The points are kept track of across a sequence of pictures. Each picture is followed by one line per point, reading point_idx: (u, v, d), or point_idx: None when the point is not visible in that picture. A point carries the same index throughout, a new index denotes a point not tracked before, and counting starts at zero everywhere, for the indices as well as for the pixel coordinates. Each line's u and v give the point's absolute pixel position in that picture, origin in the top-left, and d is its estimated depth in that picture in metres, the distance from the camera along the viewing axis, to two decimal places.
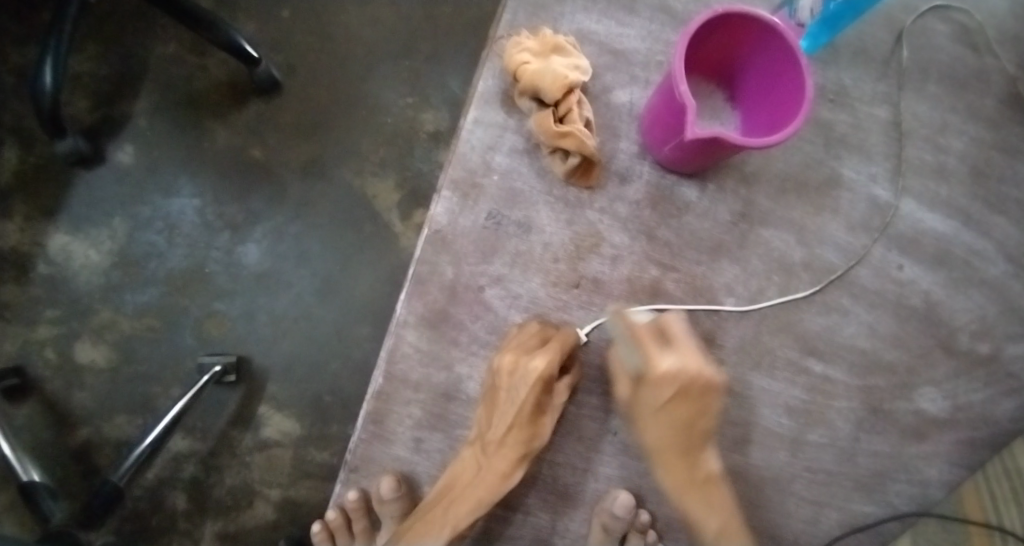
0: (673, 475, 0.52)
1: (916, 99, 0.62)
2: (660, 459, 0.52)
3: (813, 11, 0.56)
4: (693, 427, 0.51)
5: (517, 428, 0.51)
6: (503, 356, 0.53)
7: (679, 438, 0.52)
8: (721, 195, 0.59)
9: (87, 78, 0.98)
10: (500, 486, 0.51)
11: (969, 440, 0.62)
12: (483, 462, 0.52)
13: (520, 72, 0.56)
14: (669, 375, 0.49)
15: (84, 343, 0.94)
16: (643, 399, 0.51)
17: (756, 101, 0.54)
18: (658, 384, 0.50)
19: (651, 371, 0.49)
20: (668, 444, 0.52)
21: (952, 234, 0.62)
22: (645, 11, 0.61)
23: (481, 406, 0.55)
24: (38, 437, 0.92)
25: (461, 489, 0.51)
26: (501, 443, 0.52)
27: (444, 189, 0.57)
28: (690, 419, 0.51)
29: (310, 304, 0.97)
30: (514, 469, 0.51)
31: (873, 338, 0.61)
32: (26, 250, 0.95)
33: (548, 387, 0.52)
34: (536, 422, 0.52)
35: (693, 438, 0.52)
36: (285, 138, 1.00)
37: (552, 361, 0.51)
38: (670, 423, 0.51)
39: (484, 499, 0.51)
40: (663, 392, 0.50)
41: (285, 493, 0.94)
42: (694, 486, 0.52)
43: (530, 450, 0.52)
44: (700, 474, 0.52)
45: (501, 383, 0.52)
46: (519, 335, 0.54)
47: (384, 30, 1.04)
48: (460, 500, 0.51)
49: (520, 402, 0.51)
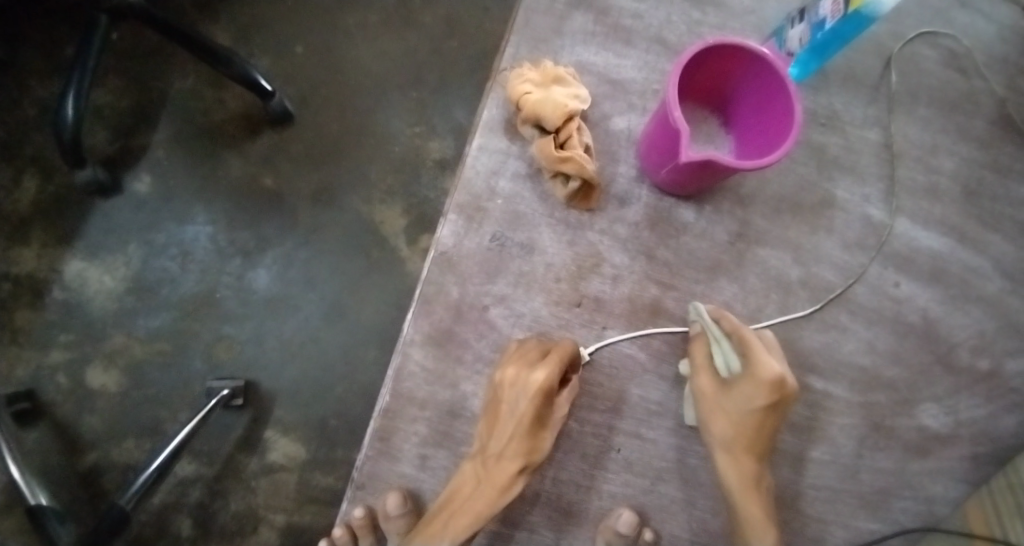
0: (742, 473, 0.54)
1: (906, 122, 0.65)
2: (732, 454, 0.54)
3: (802, 40, 0.59)
4: (765, 434, 0.54)
5: (518, 441, 0.52)
6: (506, 369, 0.54)
7: (754, 439, 0.54)
8: (718, 216, 0.61)
9: (107, 110, 1.02)
10: (497, 501, 0.51)
11: (973, 456, 0.62)
12: (482, 476, 0.52)
13: (522, 101, 0.58)
14: (780, 381, 0.52)
15: (96, 368, 0.96)
16: (738, 396, 0.54)
17: (748, 125, 0.56)
18: (762, 388, 0.52)
19: (762, 373, 0.52)
20: (746, 444, 0.54)
21: (947, 251, 0.63)
22: (640, 43, 0.64)
23: (484, 420, 0.55)
24: (47, 461, 0.93)
25: (461, 501, 0.52)
26: (501, 456, 0.52)
27: (450, 212, 0.59)
28: (768, 428, 0.54)
29: (318, 327, 0.99)
30: (512, 483, 0.52)
31: (872, 354, 0.62)
32: (43, 275, 0.98)
33: (547, 401, 0.53)
34: (536, 436, 0.53)
35: (764, 444, 0.55)
36: (295, 166, 1.03)
37: (551, 375, 0.52)
38: (753, 425, 0.54)
39: (481, 513, 0.51)
40: (763, 395, 0.53)
41: (290, 517, 0.94)
42: (756, 490, 0.54)
43: (530, 464, 0.53)
44: (760, 480, 0.55)
45: (504, 396, 0.54)
46: (522, 348, 0.56)
47: (392, 63, 1.08)
48: (459, 514, 0.51)
49: (521, 415, 0.52)
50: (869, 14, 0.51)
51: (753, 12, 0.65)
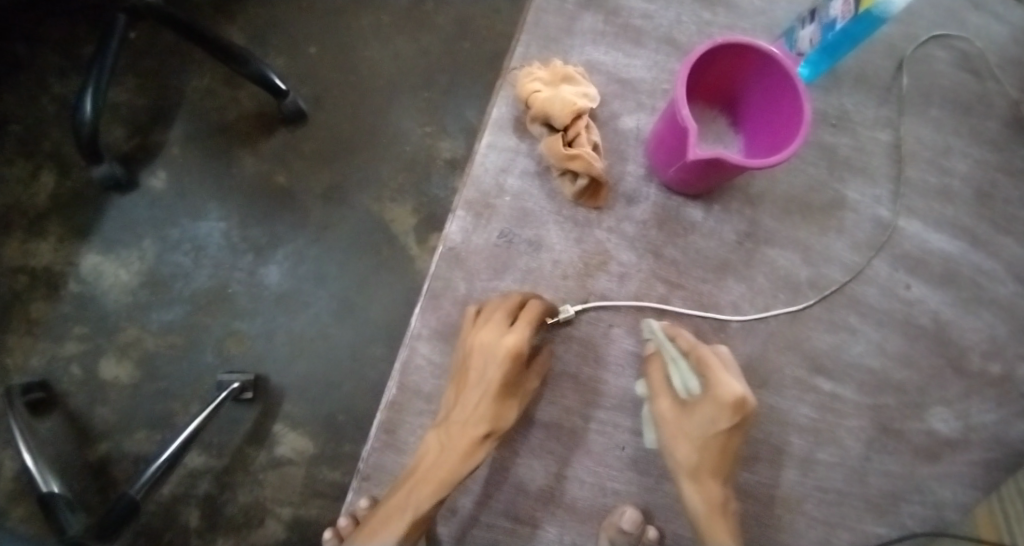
0: (710, 497, 0.53)
1: (918, 124, 0.64)
2: (698, 479, 0.53)
3: (812, 41, 0.59)
4: (728, 454, 0.54)
5: (484, 407, 0.53)
6: (474, 336, 0.54)
7: (717, 462, 0.54)
8: (726, 216, 0.61)
9: (124, 107, 1.04)
10: (461, 467, 0.51)
11: (983, 462, 0.61)
12: (447, 443, 0.52)
13: (531, 99, 0.58)
14: (742, 402, 0.51)
15: (109, 360, 0.97)
16: (700, 418, 0.53)
17: (757, 125, 0.56)
18: (725, 410, 0.52)
19: (724, 395, 0.51)
20: (711, 466, 0.53)
21: (958, 254, 0.63)
22: (650, 43, 0.64)
23: (451, 388, 0.56)
24: (59, 450, 0.94)
25: (426, 469, 0.52)
26: (467, 423, 0.53)
27: (459, 209, 0.59)
28: (732, 448, 0.53)
29: (327, 323, 1.00)
30: (476, 449, 0.52)
31: (882, 357, 0.61)
32: (59, 268, 0.99)
33: (515, 366, 0.53)
34: (503, 403, 0.53)
35: (729, 465, 0.54)
36: (307, 164, 1.04)
37: (522, 339, 0.53)
38: (715, 447, 0.53)
39: (445, 479, 0.51)
40: (725, 418, 0.52)
41: (297, 511, 0.95)
42: (724, 514, 0.53)
43: (496, 430, 0.53)
44: (727, 502, 0.54)
45: (472, 364, 0.54)
46: (488, 311, 0.55)
47: (404, 63, 1.09)
48: (423, 482, 0.51)
49: (489, 380, 0.53)
50: (880, 14, 0.51)
51: (763, 13, 0.65)
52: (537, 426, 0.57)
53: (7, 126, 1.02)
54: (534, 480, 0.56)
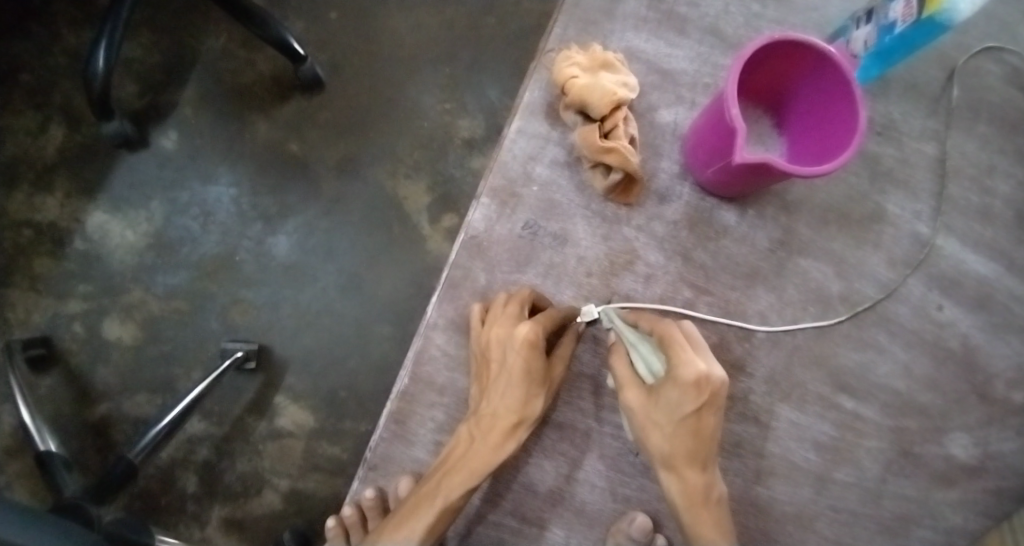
0: (689, 486, 0.50)
1: (964, 139, 0.61)
2: (677, 470, 0.50)
3: (867, 43, 0.56)
4: (708, 439, 0.49)
5: (512, 395, 0.50)
6: (489, 329, 0.52)
7: (696, 449, 0.49)
8: (761, 222, 0.58)
9: (138, 63, 1.01)
10: (493, 458, 0.49)
11: (998, 490, 0.60)
12: (476, 436, 0.50)
13: (568, 85, 0.55)
14: (705, 378, 0.47)
15: (113, 321, 0.96)
16: (666, 403, 0.49)
17: (804, 128, 0.53)
18: (688, 390, 0.47)
19: (684, 375, 0.47)
20: (688, 454, 0.49)
21: (993, 277, 0.60)
22: (695, 33, 0.61)
23: (475, 382, 0.54)
24: (59, 408, 0.93)
25: (455, 460, 0.50)
26: (496, 414, 0.50)
27: (483, 196, 0.57)
28: (708, 432, 0.49)
29: (334, 298, 0.98)
30: (506, 439, 0.50)
31: (907, 379, 0.60)
32: (65, 225, 0.97)
33: (536, 354, 0.51)
34: (530, 392, 0.51)
35: (709, 449, 0.50)
36: (323, 134, 1.02)
37: (536, 327, 0.51)
38: (689, 433, 0.49)
39: (475, 471, 0.49)
40: (691, 399, 0.47)
41: (294, 484, 0.94)
42: (708, 504, 0.50)
43: (525, 419, 0.51)
44: (712, 490, 0.50)
45: (490, 355, 0.52)
46: (496, 308, 0.54)
47: (427, 35, 1.05)
48: (455, 474, 0.49)
49: (511, 369, 0.51)
50: (944, 21, 0.48)
51: (815, 10, 0.62)
52: (552, 427, 0.55)
53: (17, 75, 0.99)
54: (543, 482, 0.55)
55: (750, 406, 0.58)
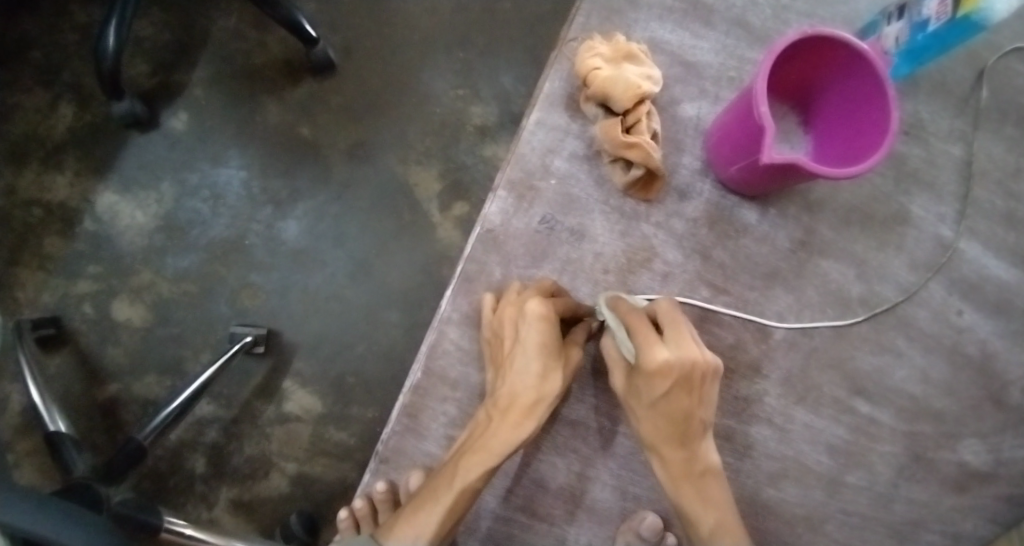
0: (671, 464, 0.48)
1: (991, 141, 0.60)
2: (658, 450, 0.49)
3: (898, 39, 0.54)
4: (691, 416, 0.47)
5: (529, 369, 0.48)
6: (503, 310, 0.52)
7: (676, 429, 0.48)
8: (782, 221, 0.57)
9: (148, 42, 1.00)
10: (512, 434, 0.47)
11: (1008, 497, 0.60)
12: (494, 414, 0.48)
13: (590, 76, 0.54)
14: (668, 367, 0.44)
15: (122, 302, 0.96)
16: (639, 390, 0.47)
17: (832, 128, 0.52)
18: (654, 377, 0.45)
19: (647, 366, 0.45)
20: (665, 436, 0.48)
21: (1016, 283, 0.59)
22: (720, 24, 0.59)
23: (492, 367, 0.53)
24: (68, 388, 0.93)
25: (473, 441, 0.48)
26: (513, 391, 0.49)
27: (500, 188, 0.56)
28: (688, 411, 0.47)
29: (343, 285, 0.98)
30: (526, 417, 0.48)
31: (924, 384, 0.59)
32: (75, 204, 0.97)
33: (552, 329, 0.50)
34: (548, 368, 0.49)
35: (691, 429, 0.48)
36: (334, 118, 1.00)
37: (548, 302, 0.50)
38: (666, 414, 0.47)
39: (494, 450, 0.46)
40: (659, 385, 0.45)
41: (301, 468, 0.94)
42: (692, 477, 0.48)
43: (544, 397, 0.49)
44: (699, 463, 0.49)
45: (505, 332, 0.51)
46: (510, 294, 0.53)
47: (441, 19, 1.04)
48: (473, 453, 0.47)
49: (526, 341, 0.49)
50: (979, 21, 0.46)
51: (844, 3, 0.60)
52: (563, 424, 0.55)
53: (27, 52, 0.98)
54: (554, 479, 0.55)
55: (764, 408, 0.58)
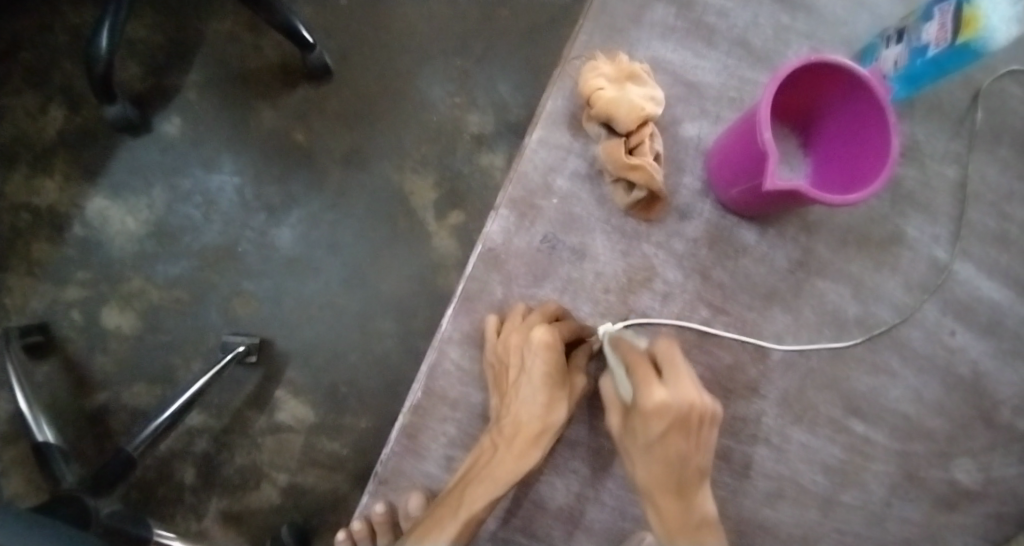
0: (667, 514, 0.46)
1: (985, 163, 0.61)
2: (653, 497, 0.47)
3: (897, 63, 0.55)
4: (687, 461, 0.46)
5: (535, 399, 0.49)
6: (508, 336, 0.52)
7: (672, 475, 0.46)
8: (780, 242, 0.58)
9: (141, 45, 0.98)
10: (518, 463, 0.47)
11: (998, 514, 0.60)
12: (499, 442, 0.48)
13: (594, 96, 0.54)
14: (666, 406, 0.44)
15: (112, 309, 0.94)
16: (636, 433, 0.47)
17: (833, 153, 0.53)
18: (650, 417, 0.45)
19: (644, 403, 0.45)
20: (661, 482, 0.47)
21: (1007, 304, 0.60)
22: (722, 44, 0.59)
23: (495, 392, 0.54)
24: (56, 396, 0.92)
25: (479, 470, 0.48)
26: (518, 420, 0.48)
27: (502, 207, 0.56)
28: (684, 456, 0.46)
29: (336, 293, 0.97)
30: (532, 447, 0.48)
31: (918, 404, 0.59)
32: (64, 210, 0.95)
33: (558, 358, 0.50)
34: (553, 396, 0.49)
35: (686, 474, 0.47)
36: (330, 125, 1.00)
37: (555, 331, 0.50)
38: (663, 458, 0.46)
39: (500, 479, 0.46)
40: (655, 425, 0.45)
41: (293, 478, 0.94)
42: (689, 528, 0.46)
43: (549, 426, 0.49)
44: (696, 513, 0.47)
45: (510, 360, 0.51)
46: (513, 319, 0.53)
47: (438, 27, 1.03)
48: (479, 482, 0.47)
49: (532, 371, 0.49)
50: (979, 49, 0.46)
51: (844, 24, 0.61)
52: (562, 444, 0.55)
53: (17, 53, 0.97)
54: (553, 499, 0.55)
55: (761, 427, 0.58)
